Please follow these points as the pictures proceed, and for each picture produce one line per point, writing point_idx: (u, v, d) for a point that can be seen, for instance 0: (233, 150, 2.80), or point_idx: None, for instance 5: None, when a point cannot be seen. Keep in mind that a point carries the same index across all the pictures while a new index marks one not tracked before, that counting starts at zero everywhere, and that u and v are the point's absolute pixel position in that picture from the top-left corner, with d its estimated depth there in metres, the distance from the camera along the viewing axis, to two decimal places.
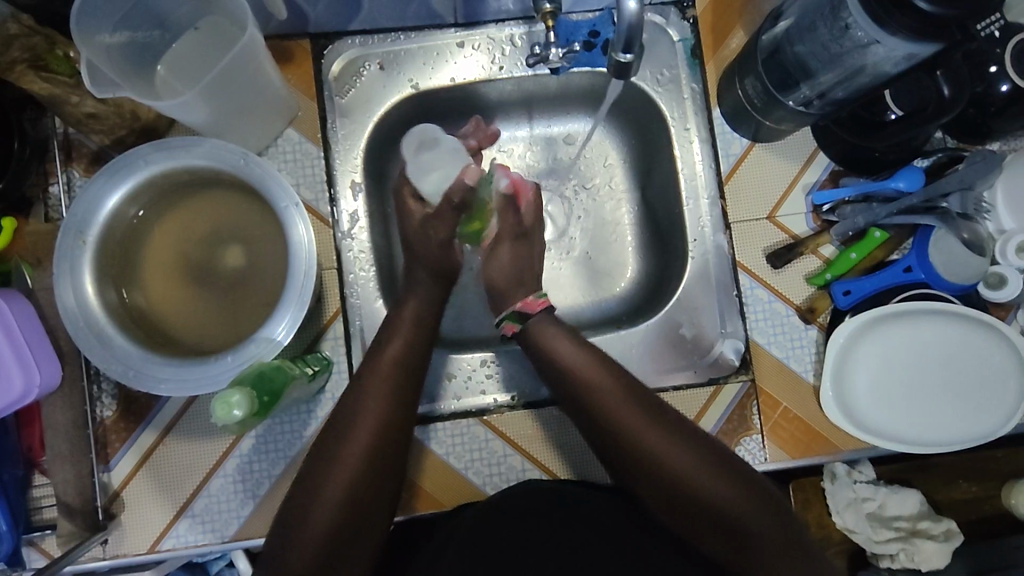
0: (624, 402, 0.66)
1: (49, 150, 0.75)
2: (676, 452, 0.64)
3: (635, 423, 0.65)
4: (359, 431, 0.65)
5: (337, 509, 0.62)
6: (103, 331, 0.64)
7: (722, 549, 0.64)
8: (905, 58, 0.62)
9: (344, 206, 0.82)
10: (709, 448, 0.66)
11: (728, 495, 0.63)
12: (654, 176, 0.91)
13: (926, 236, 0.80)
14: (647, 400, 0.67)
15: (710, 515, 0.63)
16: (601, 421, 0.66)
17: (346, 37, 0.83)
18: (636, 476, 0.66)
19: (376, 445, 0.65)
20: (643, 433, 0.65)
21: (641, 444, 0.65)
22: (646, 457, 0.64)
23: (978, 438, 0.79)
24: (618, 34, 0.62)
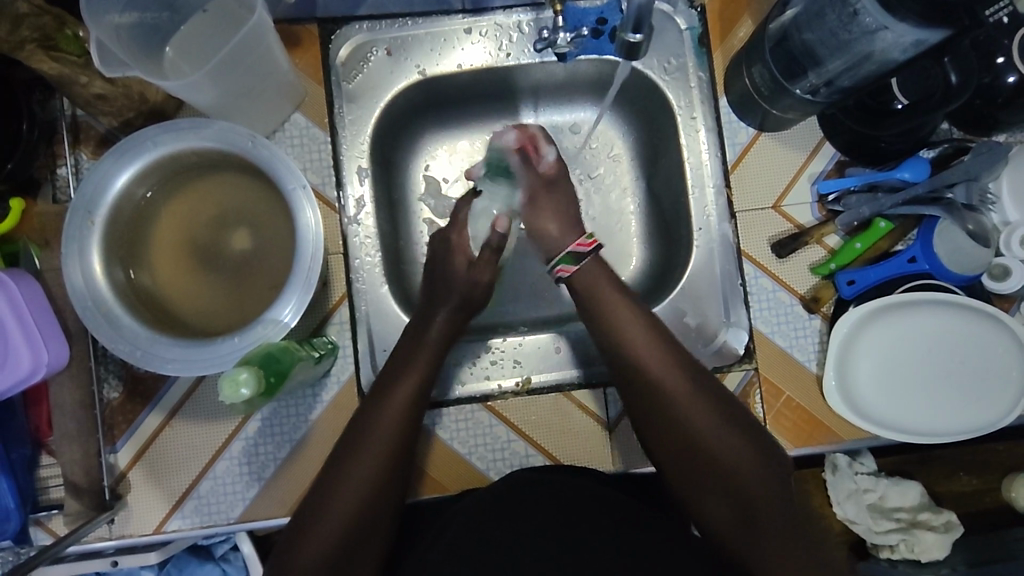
0: (668, 367, 0.69)
1: (57, 132, 0.76)
2: (708, 419, 0.67)
3: (673, 388, 0.68)
4: (381, 429, 0.68)
5: (355, 503, 0.65)
6: (112, 312, 0.65)
7: (728, 521, 0.66)
8: (914, 45, 0.63)
9: (351, 191, 0.82)
10: (738, 421, 0.68)
11: (745, 468, 0.66)
12: (659, 165, 0.91)
13: (930, 226, 0.80)
14: (690, 367, 0.70)
15: (727, 485, 0.66)
16: (643, 381, 0.69)
17: (354, 22, 0.83)
18: (664, 438, 0.69)
19: (394, 443, 0.68)
20: (681, 397, 0.68)
21: (675, 407, 0.68)
22: (678, 420, 0.68)
23: (980, 430, 0.80)
24: (628, 14, 0.63)
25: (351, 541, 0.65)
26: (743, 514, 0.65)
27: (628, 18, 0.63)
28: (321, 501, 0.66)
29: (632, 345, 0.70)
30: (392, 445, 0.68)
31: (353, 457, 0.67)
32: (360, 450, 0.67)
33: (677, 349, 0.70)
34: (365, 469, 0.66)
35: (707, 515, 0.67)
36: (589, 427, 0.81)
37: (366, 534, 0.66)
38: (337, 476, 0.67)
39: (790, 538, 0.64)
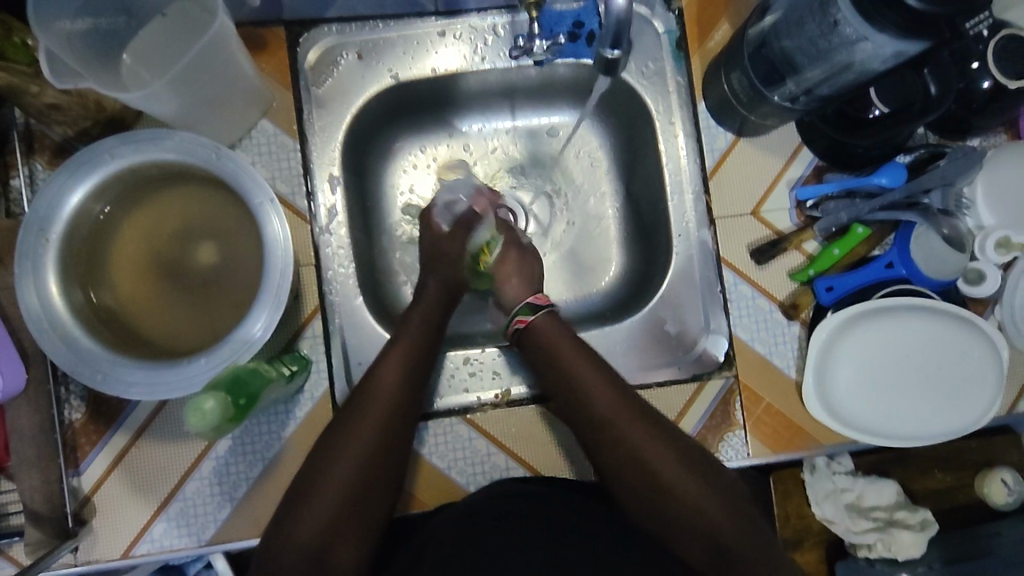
0: (620, 413, 0.68)
1: (9, 142, 0.72)
2: (667, 464, 0.66)
3: (623, 421, 0.68)
4: (356, 435, 0.67)
5: (329, 517, 0.64)
6: (69, 334, 0.62)
7: (701, 556, 0.66)
8: (893, 55, 0.62)
9: (322, 200, 0.79)
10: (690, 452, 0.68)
11: (703, 500, 0.65)
12: (637, 171, 0.90)
13: (907, 232, 0.81)
14: (643, 414, 0.69)
15: (691, 527, 0.65)
16: (598, 431, 0.68)
17: (323, 24, 0.80)
18: (617, 471, 0.68)
19: (372, 450, 0.67)
20: (636, 446, 0.67)
21: (628, 440, 0.67)
22: (634, 468, 0.67)
23: (955, 433, 0.81)
24: (607, 29, 0.61)
25: (325, 550, 0.64)
26: (716, 552, 0.65)
27: (608, 33, 0.61)
28: (296, 505, 0.65)
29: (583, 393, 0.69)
30: (370, 452, 0.66)
31: (326, 465, 0.66)
32: (335, 456, 0.66)
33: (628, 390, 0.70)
34: (340, 478, 0.65)
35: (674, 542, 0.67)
36: (571, 438, 0.80)
37: (339, 546, 0.65)
38: (311, 483, 0.65)
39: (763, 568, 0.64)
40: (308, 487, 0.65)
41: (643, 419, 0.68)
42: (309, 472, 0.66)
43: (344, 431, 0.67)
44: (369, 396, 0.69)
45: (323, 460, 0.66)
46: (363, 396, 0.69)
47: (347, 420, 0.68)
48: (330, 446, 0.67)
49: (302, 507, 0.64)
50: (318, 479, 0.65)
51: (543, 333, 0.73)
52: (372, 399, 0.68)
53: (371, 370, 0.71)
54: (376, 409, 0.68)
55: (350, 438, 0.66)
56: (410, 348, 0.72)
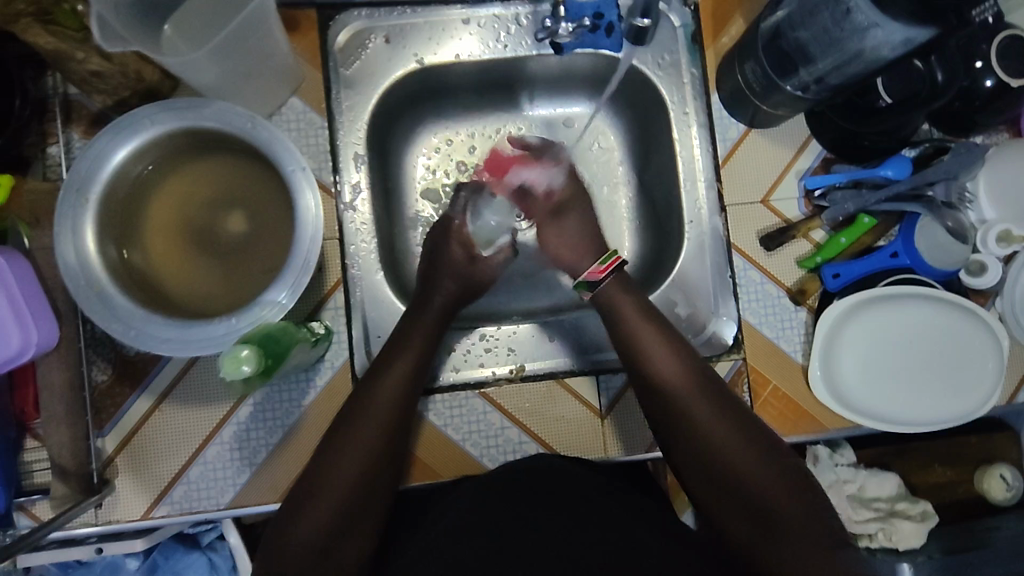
0: (678, 375, 0.71)
1: (48, 111, 0.74)
2: (719, 425, 0.68)
3: (687, 390, 0.70)
4: (376, 404, 0.69)
5: (352, 478, 0.66)
6: (105, 290, 0.64)
7: (744, 528, 0.64)
8: (902, 43, 0.65)
9: (347, 177, 0.82)
10: (752, 426, 0.69)
11: (759, 472, 0.65)
12: (651, 161, 0.93)
13: (912, 223, 0.83)
14: (711, 388, 0.71)
15: (737, 492, 0.65)
16: (654, 390, 0.71)
17: (353, 8, 0.83)
18: (679, 442, 0.69)
19: (393, 418, 0.69)
20: (689, 404, 0.69)
21: (690, 410, 0.69)
22: (686, 426, 0.69)
23: (960, 419, 0.83)
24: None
25: (349, 515, 0.65)
26: (760, 522, 0.64)
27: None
28: (319, 472, 0.66)
29: (643, 354, 0.73)
30: (391, 421, 0.69)
31: (349, 432, 0.67)
32: (358, 424, 0.68)
33: (696, 364, 0.72)
34: (363, 444, 0.67)
35: (727, 521, 0.66)
36: (582, 416, 0.82)
37: (360, 512, 0.65)
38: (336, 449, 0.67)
39: (804, 538, 0.61)
40: (331, 453, 0.67)
41: (708, 391, 0.70)
42: (333, 435, 0.68)
43: (365, 400, 0.69)
44: (389, 368, 0.71)
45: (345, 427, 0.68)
46: (380, 368, 0.71)
47: (369, 386, 0.70)
48: (351, 414, 0.69)
49: (327, 472, 0.66)
50: (343, 445, 0.67)
51: (612, 302, 0.76)
52: (391, 370, 0.71)
53: (388, 347, 0.74)
54: (397, 380, 0.70)
55: (371, 406, 0.68)
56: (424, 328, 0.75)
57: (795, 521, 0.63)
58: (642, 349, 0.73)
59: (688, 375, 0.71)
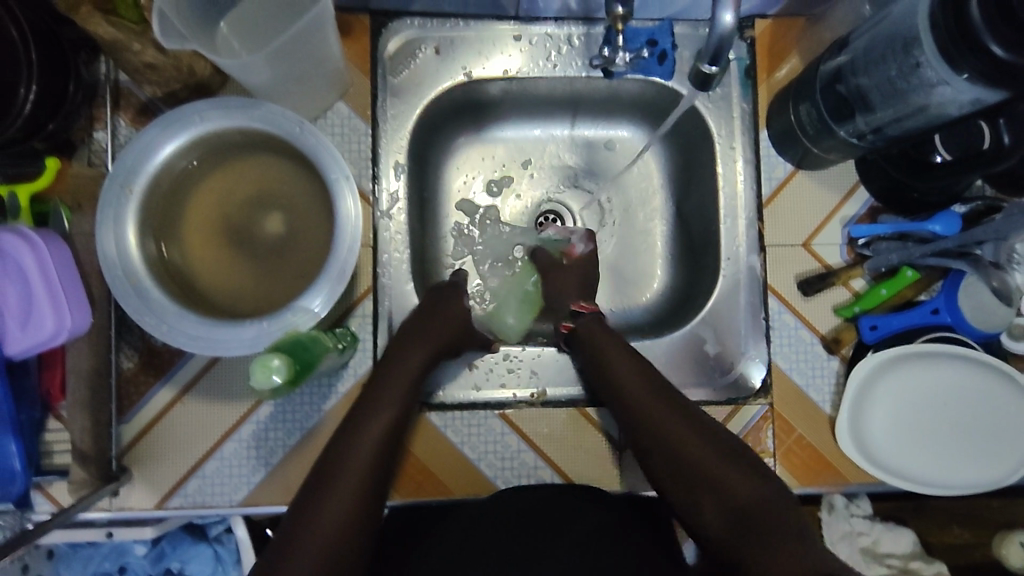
0: (642, 390, 0.73)
1: (98, 95, 0.75)
2: (687, 432, 0.69)
3: (643, 398, 0.72)
4: (377, 417, 0.66)
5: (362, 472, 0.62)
6: (140, 283, 0.64)
7: (724, 528, 0.63)
8: (969, 104, 0.63)
9: (385, 185, 0.81)
10: (713, 431, 0.70)
11: (722, 467, 0.66)
12: (691, 191, 0.91)
13: (955, 281, 0.81)
14: (669, 396, 0.73)
15: (709, 491, 0.65)
16: (625, 404, 0.73)
17: (406, 16, 0.82)
18: (645, 448, 0.70)
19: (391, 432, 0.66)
20: (655, 417, 0.71)
21: (648, 415, 0.71)
22: (655, 436, 0.70)
23: (987, 486, 0.80)
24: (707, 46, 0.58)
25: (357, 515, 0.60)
26: (734, 518, 0.62)
27: (707, 50, 0.59)
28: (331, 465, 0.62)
29: (612, 369, 0.75)
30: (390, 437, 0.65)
31: (352, 441, 0.64)
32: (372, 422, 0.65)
33: (653, 378, 0.75)
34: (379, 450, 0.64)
35: (705, 519, 0.65)
36: (601, 446, 0.81)
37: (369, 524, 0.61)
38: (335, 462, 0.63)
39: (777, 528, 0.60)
40: (330, 467, 0.62)
41: (664, 399, 0.72)
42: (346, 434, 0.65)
43: (372, 411, 0.67)
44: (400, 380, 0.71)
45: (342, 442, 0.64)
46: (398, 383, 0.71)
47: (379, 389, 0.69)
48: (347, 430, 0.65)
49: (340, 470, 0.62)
50: (345, 456, 0.63)
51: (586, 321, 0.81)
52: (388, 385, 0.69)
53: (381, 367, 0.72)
54: (413, 395, 0.70)
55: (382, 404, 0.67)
56: (420, 345, 0.73)
57: (772, 513, 0.62)
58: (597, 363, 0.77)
59: (645, 385, 0.74)
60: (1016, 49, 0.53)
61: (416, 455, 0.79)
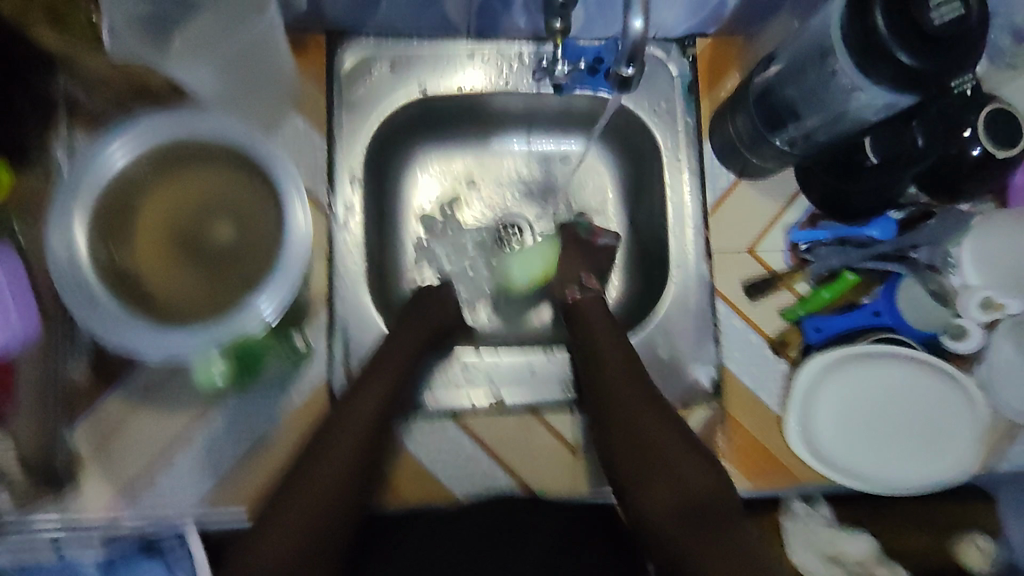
0: (624, 381, 0.76)
1: (51, 105, 0.75)
2: (656, 421, 0.73)
3: (625, 390, 0.75)
4: (353, 428, 0.70)
5: (331, 486, 0.67)
6: (91, 289, 0.66)
7: (672, 517, 0.67)
8: (884, 108, 0.67)
9: (341, 197, 0.83)
10: (682, 430, 0.74)
11: (686, 465, 0.70)
12: (643, 202, 0.94)
13: (895, 283, 0.85)
14: (648, 390, 0.76)
15: (666, 476, 0.70)
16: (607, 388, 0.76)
17: (361, 35, 0.85)
18: (617, 438, 0.74)
19: (365, 445, 0.70)
20: (632, 408, 0.74)
21: (627, 408, 0.74)
22: (628, 424, 0.73)
23: (931, 482, 0.82)
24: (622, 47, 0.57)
25: (320, 526, 0.65)
26: (689, 512, 0.67)
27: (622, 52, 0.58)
28: (296, 483, 0.67)
29: (601, 360, 0.78)
30: (366, 448, 0.70)
31: (317, 461, 0.68)
32: (337, 441, 0.69)
33: (638, 370, 0.78)
34: (342, 465, 0.68)
35: (656, 511, 0.68)
36: (555, 450, 0.82)
37: (332, 528, 0.66)
38: (311, 469, 0.67)
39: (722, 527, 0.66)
40: (308, 471, 0.67)
41: (643, 394, 0.76)
42: (314, 452, 0.69)
43: (339, 433, 0.70)
44: (364, 391, 0.73)
45: (318, 452, 0.69)
46: (360, 393, 0.73)
47: (346, 409, 0.71)
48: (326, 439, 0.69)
49: (308, 486, 0.66)
50: (321, 462, 0.68)
51: (584, 315, 0.83)
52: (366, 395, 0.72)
53: (364, 375, 0.75)
54: (381, 405, 0.72)
55: (351, 420, 0.70)
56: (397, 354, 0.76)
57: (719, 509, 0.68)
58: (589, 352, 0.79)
59: (628, 377, 0.76)
60: (920, 55, 0.57)
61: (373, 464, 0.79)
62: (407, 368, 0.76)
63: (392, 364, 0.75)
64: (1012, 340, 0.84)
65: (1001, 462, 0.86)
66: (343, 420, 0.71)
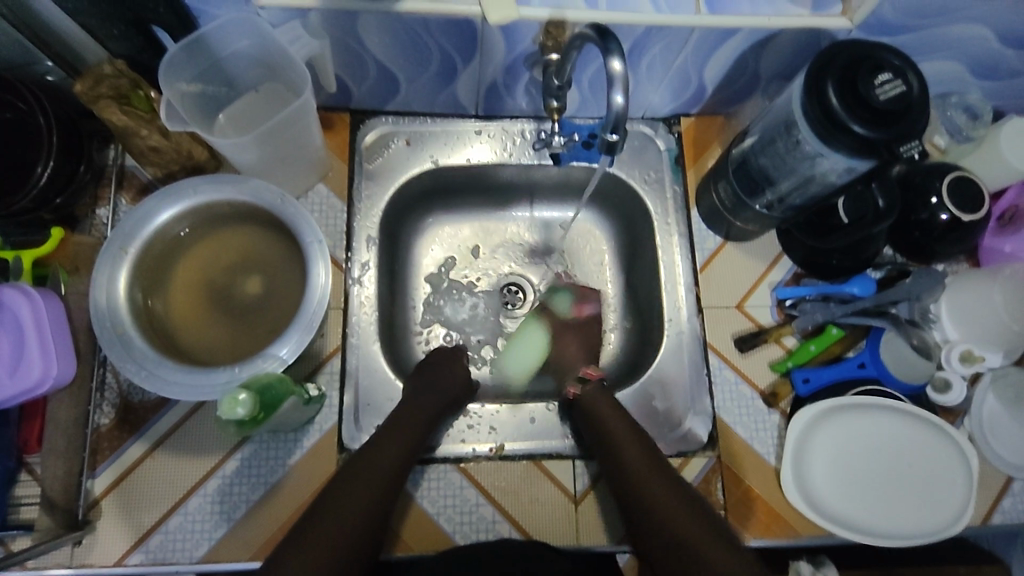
0: (638, 459, 0.77)
1: (104, 177, 0.85)
2: (675, 508, 0.72)
3: (638, 465, 0.77)
4: (368, 478, 0.73)
5: (346, 533, 0.68)
6: (126, 333, 0.70)
7: None
8: (846, 172, 0.74)
9: (357, 256, 0.90)
10: (702, 508, 0.72)
11: (705, 541, 0.67)
12: (637, 263, 1.00)
13: (877, 337, 0.89)
14: (665, 470, 0.76)
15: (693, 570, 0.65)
16: (618, 469, 0.77)
17: (381, 115, 0.95)
18: (641, 518, 0.73)
19: (375, 493, 0.72)
20: (646, 481, 0.75)
21: (639, 482, 0.75)
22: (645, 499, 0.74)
23: (934, 534, 0.83)
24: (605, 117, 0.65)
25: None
26: None
27: (607, 121, 0.65)
28: (310, 524, 0.68)
29: (610, 433, 0.80)
30: (376, 496, 0.72)
31: (332, 504, 0.70)
32: (353, 483, 0.72)
33: (653, 452, 0.79)
34: (356, 507, 0.70)
35: None
36: (557, 498, 0.84)
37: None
38: (324, 514, 0.69)
39: None
40: (323, 514, 0.69)
41: (660, 473, 0.76)
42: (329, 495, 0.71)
43: (354, 476, 0.73)
44: (381, 442, 0.77)
45: (329, 500, 0.71)
46: (377, 442, 0.77)
47: (363, 457, 0.75)
48: (338, 487, 0.72)
49: (321, 528, 0.68)
50: (335, 507, 0.70)
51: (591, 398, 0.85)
52: (382, 447, 0.76)
53: (380, 430, 0.79)
54: (398, 454, 0.76)
55: (370, 467, 0.74)
56: (412, 410, 0.81)
57: None
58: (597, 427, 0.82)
59: (644, 456, 0.78)
60: (872, 126, 0.65)
61: None
62: (420, 420, 0.80)
63: (406, 417, 0.80)
64: (993, 393, 0.91)
65: (998, 515, 0.87)
66: (362, 466, 0.74)
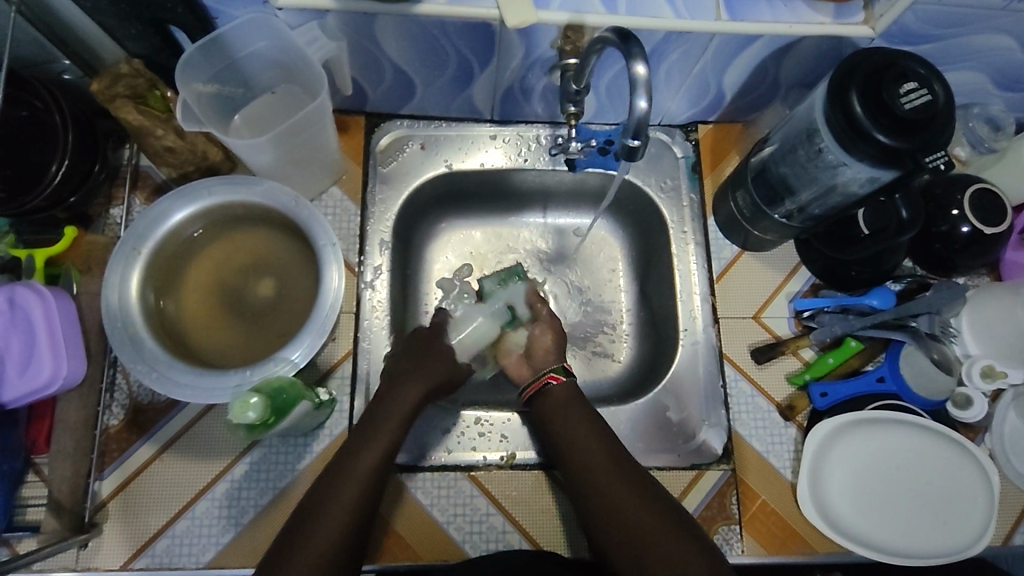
0: (599, 455, 0.75)
1: (119, 177, 0.85)
2: (640, 507, 0.70)
3: (598, 460, 0.74)
4: (353, 481, 0.70)
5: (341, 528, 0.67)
6: (137, 334, 0.70)
7: None
8: (868, 182, 0.73)
9: (371, 260, 0.89)
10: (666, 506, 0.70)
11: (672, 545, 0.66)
12: (651, 273, 0.99)
13: (897, 351, 0.88)
14: (626, 467, 0.74)
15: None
16: (586, 481, 0.74)
17: (396, 118, 0.95)
18: (597, 515, 0.71)
19: (362, 498, 0.69)
20: (604, 479, 0.73)
21: (597, 479, 0.73)
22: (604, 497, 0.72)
23: (954, 554, 0.81)
24: (626, 123, 0.63)
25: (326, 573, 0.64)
26: None
27: (628, 126, 0.64)
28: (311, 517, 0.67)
29: (571, 430, 0.77)
30: (373, 488, 0.71)
31: (330, 498, 0.69)
32: (350, 475, 0.70)
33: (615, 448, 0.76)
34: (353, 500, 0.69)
35: None
36: (568, 507, 0.83)
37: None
38: (323, 507, 0.68)
39: None
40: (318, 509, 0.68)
41: (622, 469, 0.74)
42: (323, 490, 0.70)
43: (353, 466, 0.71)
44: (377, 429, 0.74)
45: (326, 492, 0.69)
46: (369, 430, 0.74)
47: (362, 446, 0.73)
48: (334, 477, 0.70)
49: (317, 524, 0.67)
50: (335, 499, 0.68)
51: (550, 397, 0.81)
52: (378, 435, 0.74)
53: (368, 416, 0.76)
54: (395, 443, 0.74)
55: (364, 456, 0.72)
56: (397, 403, 0.77)
57: None
58: (559, 426, 0.79)
59: (605, 452, 0.75)
60: (897, 135, 0.63)
61: (388, 518, 0.80)
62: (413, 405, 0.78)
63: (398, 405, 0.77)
64: (1014, 410, 0.89)
65: (1019, 536, 0.86)
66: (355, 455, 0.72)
